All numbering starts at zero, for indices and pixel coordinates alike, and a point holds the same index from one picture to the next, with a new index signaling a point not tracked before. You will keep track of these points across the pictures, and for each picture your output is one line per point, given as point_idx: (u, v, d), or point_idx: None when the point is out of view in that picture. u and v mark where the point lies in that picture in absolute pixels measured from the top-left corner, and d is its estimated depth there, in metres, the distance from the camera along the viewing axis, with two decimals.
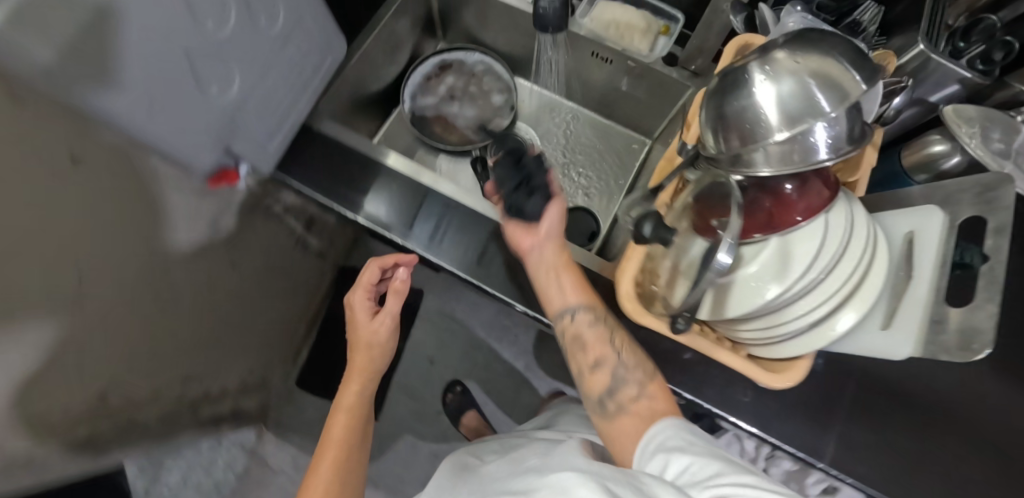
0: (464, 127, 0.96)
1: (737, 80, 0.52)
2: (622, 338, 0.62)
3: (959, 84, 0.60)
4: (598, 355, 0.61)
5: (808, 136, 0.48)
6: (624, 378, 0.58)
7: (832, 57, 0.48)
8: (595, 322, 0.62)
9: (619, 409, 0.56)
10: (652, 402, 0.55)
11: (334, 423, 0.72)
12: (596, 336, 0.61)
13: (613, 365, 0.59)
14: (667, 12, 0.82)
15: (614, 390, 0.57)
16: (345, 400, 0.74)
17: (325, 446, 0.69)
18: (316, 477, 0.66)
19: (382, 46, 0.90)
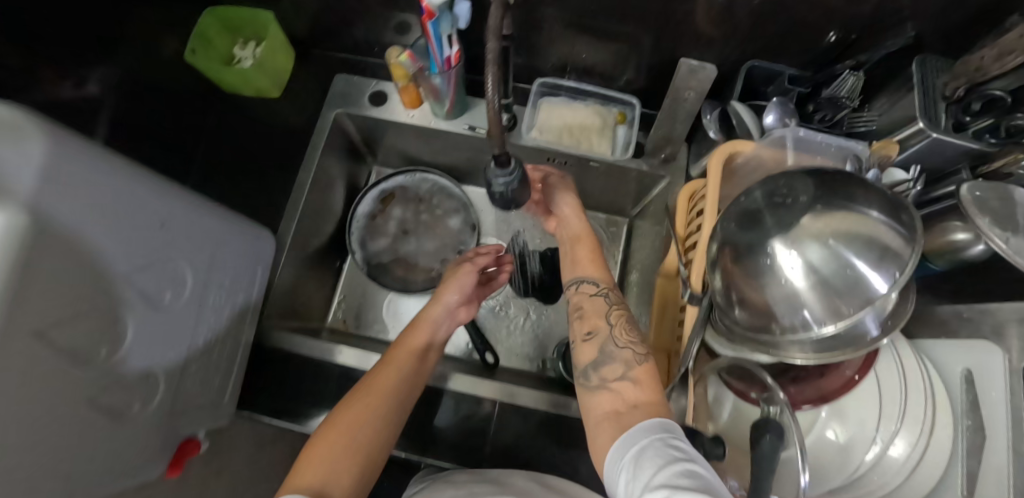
0: (428, 262, 0.85)
1: (755, 255, 0.44)
2: (620, 314, 0.56)
3: (961, 153, 0.54)
4: (593, 327, 0.56)
5: (854, 324, 0.42)
6: (614, 354, 0.52)
7: (859, 217, 0.41)
8: (599, 295, 0.58)
9: (600, 386, 0.50)
10: (635, 389, 0.48)
11: (410, 334, 0.63)
12: (593, 308, 0.57)
13: (603, 339, 0.54)
14: (620, 97, 0.74)
15: (600, 365, 0.52)
16: (426, 315, 0.65)
17: (389, 359, 0.59)
18: (364, 391, 0.55)
19: (314, 205, 0.78)
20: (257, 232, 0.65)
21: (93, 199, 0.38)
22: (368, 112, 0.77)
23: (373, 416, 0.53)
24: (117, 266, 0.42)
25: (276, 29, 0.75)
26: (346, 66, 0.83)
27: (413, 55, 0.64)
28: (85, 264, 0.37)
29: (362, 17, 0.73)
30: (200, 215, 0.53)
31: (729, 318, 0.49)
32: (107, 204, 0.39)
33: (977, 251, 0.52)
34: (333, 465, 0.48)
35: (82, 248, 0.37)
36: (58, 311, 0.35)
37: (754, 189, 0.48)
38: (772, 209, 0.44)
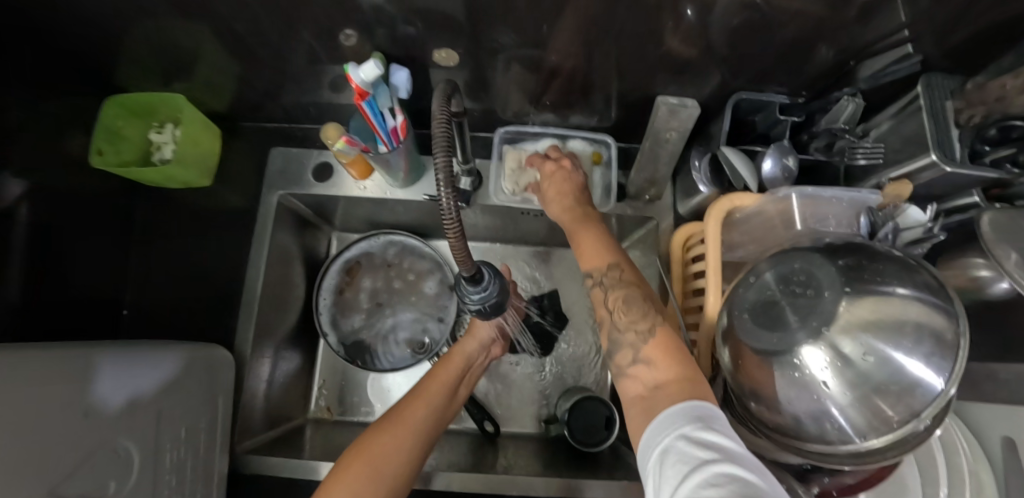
0: (409, 334, 0.78)
1: (782, 359, 0.39)
2: (623, 292, 0.46)
3: (978, 182, 0.49)
4: (600, 317, 0.47)
5: (903, 428, 0.37)
6: (622, 338, 0.43)
7: (898, 306, 0.37)
8: (596, 284, 0.48)
9: (617, 378, 0.42)
10: (650, 371, 0.39)
11: (444, 365, 0.62)
12: (595, 299, 0.48)
13: (610, 325, 0.45)
14: (592, 136, 0.67)
15: (612, 355, 0.43)
16: (460, 348, 0.64)
17: (424, 391, 0.57)
18: (397, 421, 0.52)
19: (274, 297, 0.70)
20: (212, 358, 0.58)
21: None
22: (314, 190, 0.69)
23: (406, 447, 0.51)
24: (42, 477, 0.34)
25: (195, 112, 0.65)
26: (282, 135, 0.73)
27: (352, 139, 0.56)
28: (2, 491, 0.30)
29: (290, 84, 0.64)
30: (132, 383, 0.46)
31: (751, 413, 0.44)
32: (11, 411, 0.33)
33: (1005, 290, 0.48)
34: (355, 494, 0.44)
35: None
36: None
37: (765, 269, 0.43)
38: (790, 301, 0.40)
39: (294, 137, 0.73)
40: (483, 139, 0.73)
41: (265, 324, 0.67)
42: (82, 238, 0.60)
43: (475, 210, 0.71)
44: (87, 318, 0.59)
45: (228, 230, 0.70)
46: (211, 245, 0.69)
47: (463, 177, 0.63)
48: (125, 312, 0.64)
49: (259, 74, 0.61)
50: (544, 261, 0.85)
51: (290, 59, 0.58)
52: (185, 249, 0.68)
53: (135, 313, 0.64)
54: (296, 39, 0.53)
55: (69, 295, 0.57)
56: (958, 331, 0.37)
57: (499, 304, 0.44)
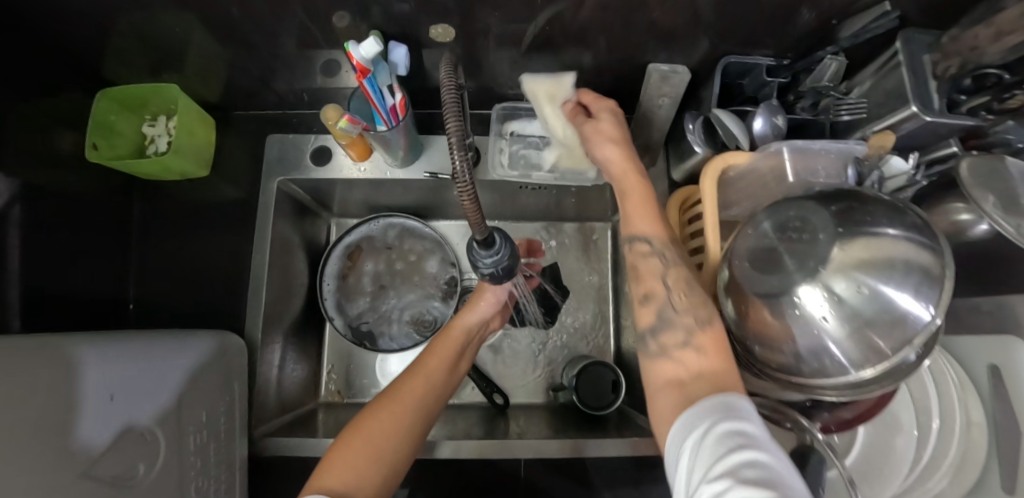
0: (415, 315, 0.80)
1: (783, 299, 0.41)
2: (682, 275, 0.45)
3: (955, 131, 0.52)
4: (649, 290, 0.46)
5: (891, 358, 0.40)
6: (675, 321, 0.42)
7: (885, 244, 0.39)
8: (654, 255, 0.47)
9: (658, 354, 0.42)
10: (700, 359, 0.39)
11: (443, 341, 0.64)
12: (649, 269, 0.46)
13: (662, 304, 0.44)
14: None
15: (658, 331, 0.43)
16: (458, 324, 0.66)
17: (423, 367, 0.59)
18: (397, 396, 0.54)
19: (279, 284, 0.70)
20: (225, 345, 0.58)
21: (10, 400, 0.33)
22: (313, 174, 0.69)
23: (408, 421, 0.52)
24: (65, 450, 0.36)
25: (190, 103, 0.65)
26: (275, 122, 0.73)
27: (354, 118, 0.56)
28: (17, 468, 0.32)
29: (284, 69, 0.63)
30: (152, 366, 0.47)
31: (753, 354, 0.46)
32: (32, 381, 0.36)
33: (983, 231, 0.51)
34: (360, 465, 0.45)
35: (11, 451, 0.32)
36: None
37: (762, 220, 0.45)
38: (788, 247, 0.42)
39: (289, 124, 0.73)
40: (478, 117, 0.73)
41: (273, 311, 0.68)
42: (84, 235, 0.60)
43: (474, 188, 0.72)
44: (95, 314, 0.60)
45: (228, 220, 0.70)
46: (213, 236, 0.69)
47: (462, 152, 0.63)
48: (132, 306, 0.65)
49: (253, 59, 0.61)
50: (543, 236, 0.87)
51: (285, 42, 0.57)
52: (186, 241, 0.68)
53: (141, 307, 0.65)
54: (292, 22, 0.53)
55: (76, 291, 0.58)
56: (944, 265, 0.40)
57: (511, 268, 0.46)
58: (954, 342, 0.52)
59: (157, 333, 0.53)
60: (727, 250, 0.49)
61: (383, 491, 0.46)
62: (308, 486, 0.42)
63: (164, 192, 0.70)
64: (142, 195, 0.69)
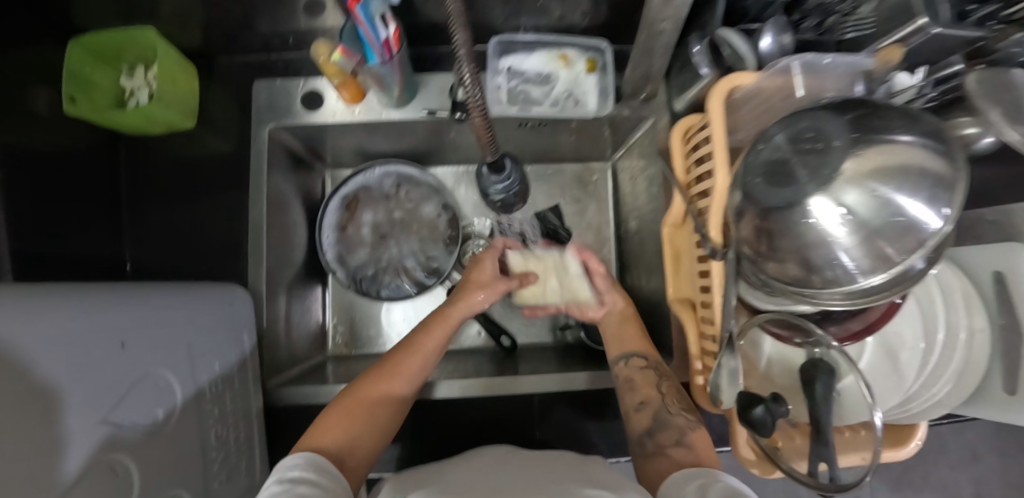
0: (416, 265, 0.79)
1: (794, 212, 0.41)
2: (672, 386, 0.55)
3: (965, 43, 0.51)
4: (646, 397, 0.54)
5: (902, 265, 0.40)
6: (670, 423, 0.51)
7: (901, 149, 0.39)
8: (650, 368, 0.57)
9: (657, 453, 0.48)
10: (692, 453, 0.46)
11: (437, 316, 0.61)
12: (646, 380, 0.56)
13: (658, 407, 0.53)
14: (587, 43, 0.65)
15: (656, 432, 0.51)
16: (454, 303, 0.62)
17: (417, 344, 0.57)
18: (389, 370, 0.54)
19: (278, 237, 0.69)
20: (231, 297, 0.57)
21: (15, 359, 0.28)
22: (305, 120, 0.66)
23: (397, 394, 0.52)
24: (71, 413, 0.32)
25: (174, 52, 0.61)
26: (257, 67, 0.69)
27: (348, 51, 0.55)
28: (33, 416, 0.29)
29: (267, 8, 0.59)
30: (165, 314, 0.45)
31: (765, 271, 0.46)
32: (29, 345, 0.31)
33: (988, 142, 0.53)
34: (353, 431, 0.47)
35: (30, 418, 0.28)
36: (30, 475, 0.27)
37: (776, 133, 0.45)
38: (801, 158, 0.42)
39: (275, 69, 0.69)
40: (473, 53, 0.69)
41: (274, 263, 0.66)
42: (69, 191, 0.58)
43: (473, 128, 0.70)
44: (92, 272, 0.58)
45: (220, 173, 0.67)
46: (206, 192, 0.66)
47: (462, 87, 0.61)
48: (129, 266, 0.63)
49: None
50: (542, 180, 0.86)
51: None
52: (178, 197, 0.66)
53: (138, 266, 0.64)
54: None
55: (67, 250, 0.56)
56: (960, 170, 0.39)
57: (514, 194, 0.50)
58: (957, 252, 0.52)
59: (174, 284, 0.52)
60: (739, 168, 0.48)
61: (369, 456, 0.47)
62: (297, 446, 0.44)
63: (148, 146, 0.66)
64: (126, 152, 0.66)
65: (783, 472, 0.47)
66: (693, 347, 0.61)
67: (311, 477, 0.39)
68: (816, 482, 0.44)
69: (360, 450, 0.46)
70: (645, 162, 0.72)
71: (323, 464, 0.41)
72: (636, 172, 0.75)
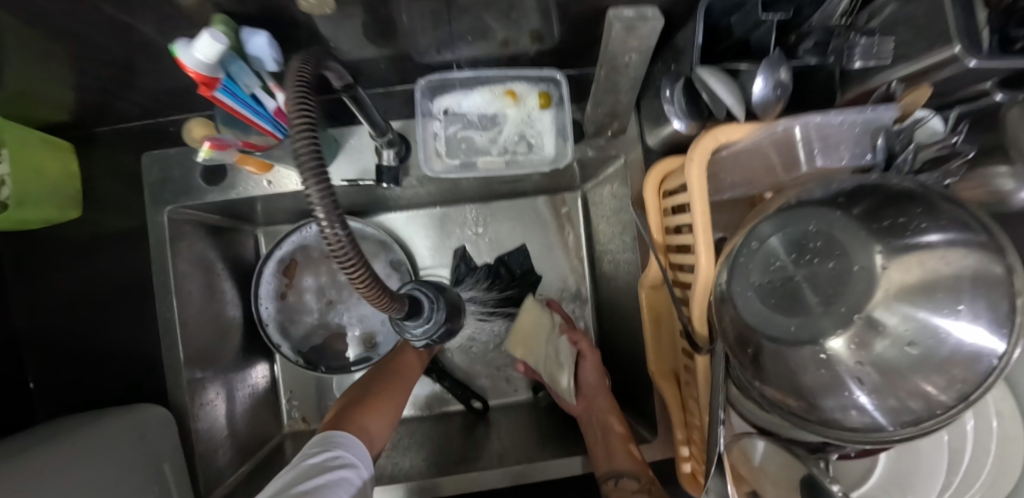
0: (369, 329, 0.71)
1: (801, 349, 0.32)
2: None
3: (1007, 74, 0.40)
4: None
5: (938, 406, 0.30)
6: None
7: (939, 268, 0.30)
8: (643, 491, 0.50)
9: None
10: None
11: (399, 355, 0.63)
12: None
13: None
14: (538, 74, 0.53)
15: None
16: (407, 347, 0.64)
17: (407, 360, 0.62)
18: (390, 377, 0.59)
19: (204, 326, 0.60)
20: (141, 429, 0.50)
21: None
22: (210, 197, 0.56)
23: (400, 399, 0.58)
24: None
25: (34, 136, 0.49)
26: (142, 130, 0.57)
27: (221, 142, 0.43)
28: None
29: (130, 77, 0.46)
30: (56, 488, 0.39)
31: (760, 391, 0.37)
32: None
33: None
34: (378, 423, 0.52)
35: None
36: None
37: (768, 232, 0.34)
38: (808, 274, 0.32)
39: (165, 133, 0.57)
40: (403, 93, 0.57)
41: (200, 359, 0.58)
42: None
43: (411, 182, 0.59)
44: None
45: (121, 264, 0.57)
46: (107, 288, 0.57)
47: (385, 149, 0.51)
48: (32, 385, 0.55)
49: (83, 70, 0.44)
50: (505, 216, 0.75)
51: (103, 43, 0.40)
52: (75, 299, 0.56)
53: (44, 383, 0.55)
54: (100, 21, 0.37)
55: None
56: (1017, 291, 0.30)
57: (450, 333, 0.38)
58: None
59: (59, 440, 0.45)
60: (726, 254, 0.38)
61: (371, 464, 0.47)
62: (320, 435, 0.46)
63: (26, 241, 0.55)
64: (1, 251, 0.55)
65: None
66: (679, 433, 0.53)
67: (351, 459, 0.43)
68: None
69: (379, 440, 0.51)
70: (618, 203, 0.62)
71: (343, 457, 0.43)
72: (609, 212, 0.65)
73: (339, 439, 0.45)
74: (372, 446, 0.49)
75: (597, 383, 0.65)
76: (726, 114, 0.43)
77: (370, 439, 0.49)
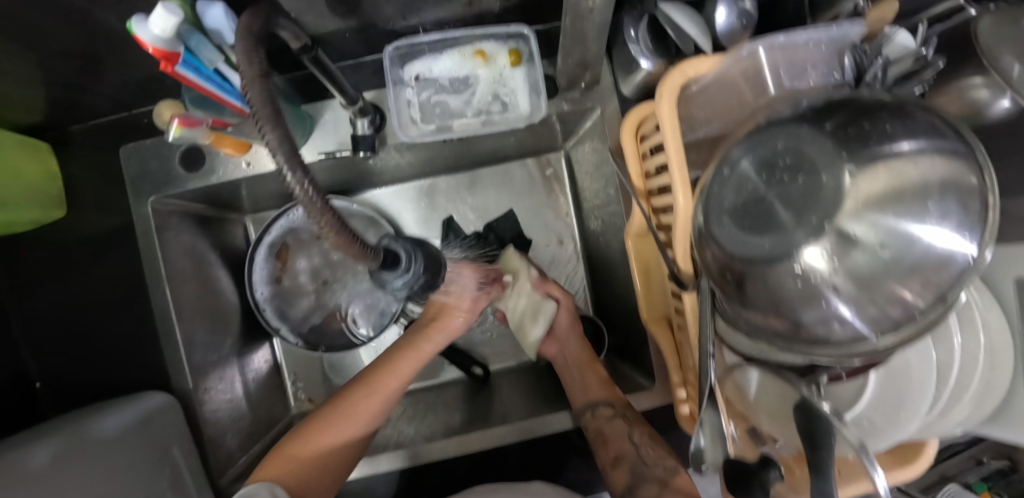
0: (364, 306, 0.71)
1: (776, 267, 0.31)
2: (644, 431, 0.53)
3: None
4: (620, 451, 0.52)
5: (915, 312, 0.31)
6: (647, 476, 0.50)
7: (909, 171, 0.29)
8: (618, 417, 0.54)
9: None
10: None
11: (404, 353, 0.56)
12: (617, 432, 0.53)
13: (634, 463, 0.51)
14: (506, 31, 0.52)
15: (636, 489, 0.49)
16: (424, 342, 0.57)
17: (391, 370, 0.54)
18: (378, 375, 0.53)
19: (203, 315, 0.61)
20: (150, 415, 0.51)
21: None
22: (192, 184, 0.56)
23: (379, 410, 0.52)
24: None
25: (12, 138, 0.49)
26: (116, 123, 0.56)
27: (190, 119, 0.42)
28: None
29: (97, 67, 0.46)
30: (74, 470, 0.40)
31: (744, 315, 0.38)
32: None
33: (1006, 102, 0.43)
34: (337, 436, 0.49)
35: None
36: None
37: (740, 157, 0.34)
38: (779, 192, 0.31)
39: (140, 126, 0.57)
40: (372, 64, 0.56)
41: (202, 345, 0.59)
42: None
43: (391, 152, 0.59)
44: None
45: (111, 258, 0.57)
46: (102, 284, 0.57)
47: (359, 119, 0.51)
48: (39, 385, 0.56)
49: (49, 64, 0.44)
50: (490, 183, 0.75)
51: (61, 33, 0.40)
52: (73, 297, 0.57)
53: (51, 382, 0.56)
54: (58, 9, 0.36)
55: None
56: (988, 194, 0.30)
57: (430, 282, 0.37)
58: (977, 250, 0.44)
59: (71, 430, 0.46)
60: (698, 191, 0.38)
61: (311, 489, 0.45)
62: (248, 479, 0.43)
63: (16, 244, 0.56)
64: None
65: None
66: (675, 376, 0.54)
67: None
68: None
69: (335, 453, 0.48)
70: (599, 157, 0.61)
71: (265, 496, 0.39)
72: (592, 167, 0.64)
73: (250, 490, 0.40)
74: (317, 465, 0.46)
75: (568, 326, 0.64)
76: (694, 50, 0.43)
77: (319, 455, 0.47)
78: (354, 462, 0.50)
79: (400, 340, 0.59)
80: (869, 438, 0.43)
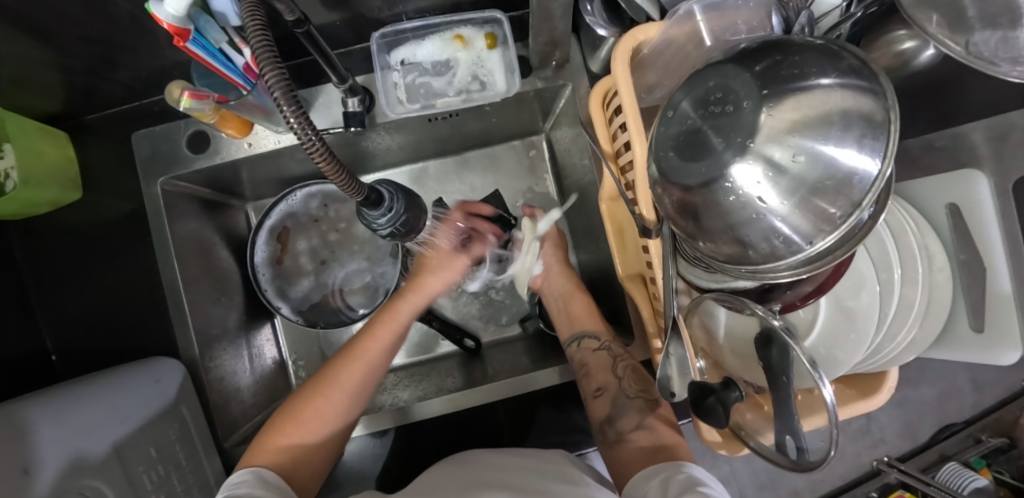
0: (360, 283, 0.76)
1: (713, 189, 0.35)
2: (626, 367, 0.57)
3: None
4: (602, 382, 0.55)
5: (840, 220, 0.34)
6: (627, 407, 0.53)
7: (821, 94, 0.33)
8: (603, 349, 0.58)
9: (618, 440, 0.50)
10: (654, 436, 0.49)
11: (383, 324, 0.57)
12: (600, 363, 0.57)
13: (615, 394, 0.54)
14: (481, 16, 0.58)
15: (616, 419, 0.52)
16: (403, 305, 0.59)
17: (372, 336, 0.55)
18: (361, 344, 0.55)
19: (206, 289, 0.64)
20: (157, 375, 0.54)
21: None
22: (198, 164, 0.61)
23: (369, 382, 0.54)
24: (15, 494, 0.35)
25: (31, 124, 0.54)
26: (130, 113, 0.62)
27: (199, 92, 0.47)
28: None
29: (113, 55, 0.51)
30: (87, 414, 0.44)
31: (696, 242, 0.41)
32: None
33: (927, 55, 0.49)
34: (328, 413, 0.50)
35: None
36: None
37: (681, 99, 0.38)
38: (710, 124, 0.35)
39: (151, 113, 0.62)
40: (362, 51, 0.62)
41: (206, 317, 0.63)
42: None
43: (380, 132, 0.65)
44: (14, 376, 0.55)
45: (121, 239, 0.62)
46: (114, 263, 0.61)
47: (349, 98, 0.56)
48: (55, 357, 0.60)
49: (70, 51, 0.49)
50: (478, 166, 0.80)
51: (81, 20, 0.45)
52: (86, 277, 0.61)
53: (66, 356, 0.60)
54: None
55: None
56: (888, 108, 0.33)
57: (411, 223, 0.42)
58: (915, 188, 0.53)
59: (82, 387, 0.50)
60: (650, 139, 0.42)
61: (309, 463, 0.48)
62: (243, 459, 0.46)
63: (37, 225, 0.60)
64: (14, 238, 0.60)
65: (750, 448, 0.46)
66: (650, 323, 0.57)
67: (253, 490, 0.40)
68: (772, 455, 0.44)
69: (330, 428, 0.50)
70: (574, 132, 0.66)
71: (263, 478, 0.42)
72: (569, 142, 0.69)
73: (240, 474, 0.42)
74: (312, 440, 0.48)
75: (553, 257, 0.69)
76: (646, 19, 0.50)
77: (312, 431, 0.48)
78: (348, 434, 0.53)
79: (380, 308, 0.60)
80: (825, 367, 0.46)
